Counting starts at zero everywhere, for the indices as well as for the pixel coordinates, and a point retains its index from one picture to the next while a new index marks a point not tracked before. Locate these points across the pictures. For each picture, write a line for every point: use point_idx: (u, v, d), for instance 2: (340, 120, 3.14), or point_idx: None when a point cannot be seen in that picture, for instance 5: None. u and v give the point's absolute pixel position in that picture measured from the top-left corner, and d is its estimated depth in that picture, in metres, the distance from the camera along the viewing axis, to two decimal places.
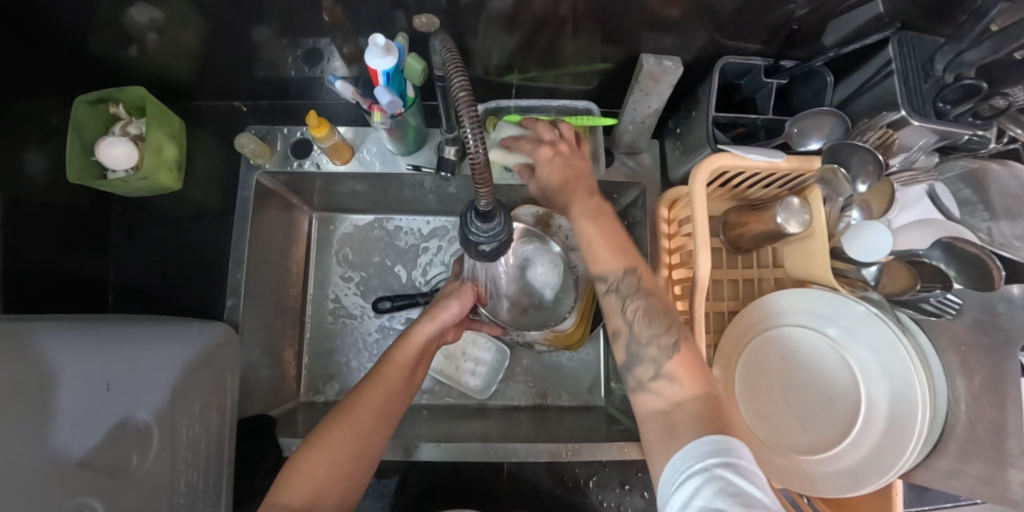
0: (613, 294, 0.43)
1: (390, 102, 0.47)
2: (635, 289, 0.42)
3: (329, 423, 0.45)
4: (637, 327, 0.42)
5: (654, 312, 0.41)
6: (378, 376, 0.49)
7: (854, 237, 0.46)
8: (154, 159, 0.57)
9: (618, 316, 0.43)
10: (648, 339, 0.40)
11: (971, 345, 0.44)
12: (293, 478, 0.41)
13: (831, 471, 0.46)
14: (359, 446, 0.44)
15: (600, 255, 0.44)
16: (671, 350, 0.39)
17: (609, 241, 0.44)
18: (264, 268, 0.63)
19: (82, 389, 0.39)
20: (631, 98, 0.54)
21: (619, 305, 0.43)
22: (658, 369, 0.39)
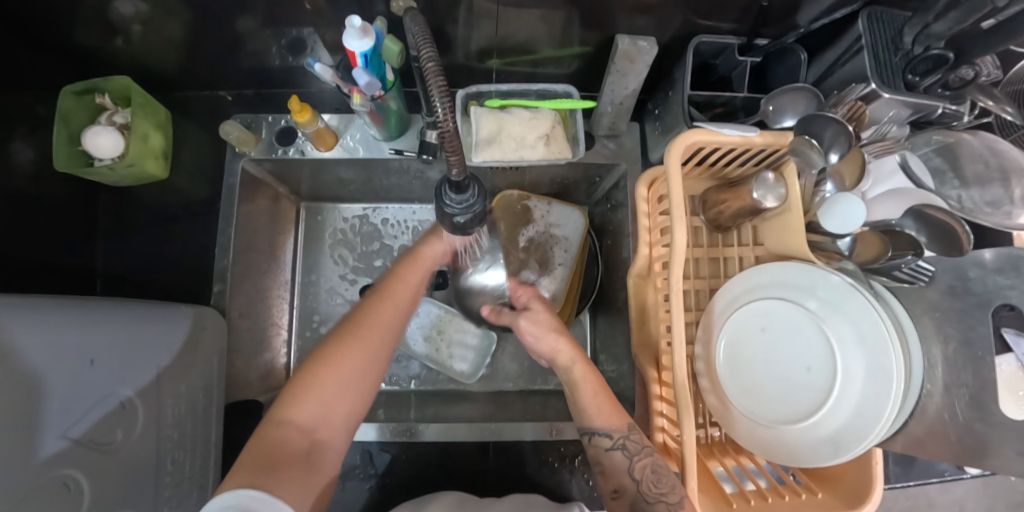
0: (618, 450, 0.49)
1: (367, 83, 0.48)
2: (638, 449, 0.48)
3: (336, 344, 0.44)
4: (646, 484, 0.45)
5: (661, 472, 0.45)
6: (384, 297, 0.50)
7: (829, 211, 0.46)
8: (140, 147, 0.58)
9: (625, 476, 0.47)
10: (654, 497, 0.44)
11: (945, 311, 0.45)
12: (299, 400, 0.41)
13: (811, 440, 0.47)
14: (366, 363, 0.45)
15: (601, 414, 0.51)
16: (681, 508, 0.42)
17: (607, 404, 0.52)
18: (251, 255, 0.64)
19: (69, 363, 0.39)
20: (608, 79, 0.55)
21: (626, 464, 0.48)
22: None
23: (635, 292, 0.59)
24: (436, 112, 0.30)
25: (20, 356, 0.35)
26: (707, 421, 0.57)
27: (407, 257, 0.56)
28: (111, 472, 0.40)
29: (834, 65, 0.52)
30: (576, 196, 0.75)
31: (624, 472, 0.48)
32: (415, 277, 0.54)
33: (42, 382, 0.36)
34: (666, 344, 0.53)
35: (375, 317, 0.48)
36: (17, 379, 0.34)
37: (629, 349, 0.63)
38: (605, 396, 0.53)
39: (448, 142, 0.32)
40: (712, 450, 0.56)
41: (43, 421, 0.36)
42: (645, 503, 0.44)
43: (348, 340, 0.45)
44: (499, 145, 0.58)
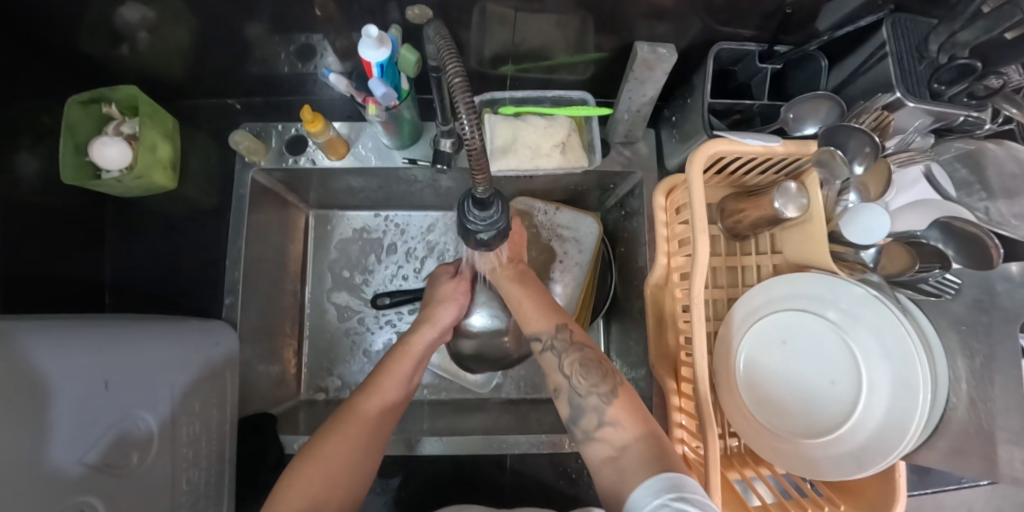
0: (549, 352, 0.49)
1: (384, 94, 0.46)
2: (566, 347, 0.49)
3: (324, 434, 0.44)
4: (575, 380, 0.46)
5: (589, 366, 0.46)
6: (376, 385, 0.49)
7: (852, 220, 0.46)
8: (149, 158, 0.57)
9: (558, 373, 0.48)
10: (586, 390, 0.45)
11: (972, 324, 0.44)
12: (308, 460, 0.41)
13: (834, 454, 0.46)
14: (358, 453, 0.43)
15: (531, 317, 0.52)
16: (609, 396, 0.44)
17: (542, 307, 0.52)
18: (262, 266, 0.63)
19: (84, 386, 0.38)
20: (626, 87, 0.54)
21: (556, 362, 0.48)
22: (601, 416, 0.43)
23: (652, 301, 0.58)
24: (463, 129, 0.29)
25: (37, 382, 0.34)
26: (726, 431, 0.57)
27: (395, 347, 0.55)
28: (127, 495, 0.39)
29: (856, 72, 0.51)
30: (588, 203, 0.74)
31: (556, 370, 0.48)
32: (403, 368, 0.52)
33: (57, 407, 0.35)
34: (686, 354, 0.53)
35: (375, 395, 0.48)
36: (28, 405, 0.33)
37: (645, 359, 0.63)
38: (545, 303, 0.53)
39: (475, 156, 0.31)
40: (732, 461, 0.55)
41: (58, 447, 0.35)
42: (578, 398, 0.45)
43: (347, 419, 0.46)
44: (514, 153, 0.57)
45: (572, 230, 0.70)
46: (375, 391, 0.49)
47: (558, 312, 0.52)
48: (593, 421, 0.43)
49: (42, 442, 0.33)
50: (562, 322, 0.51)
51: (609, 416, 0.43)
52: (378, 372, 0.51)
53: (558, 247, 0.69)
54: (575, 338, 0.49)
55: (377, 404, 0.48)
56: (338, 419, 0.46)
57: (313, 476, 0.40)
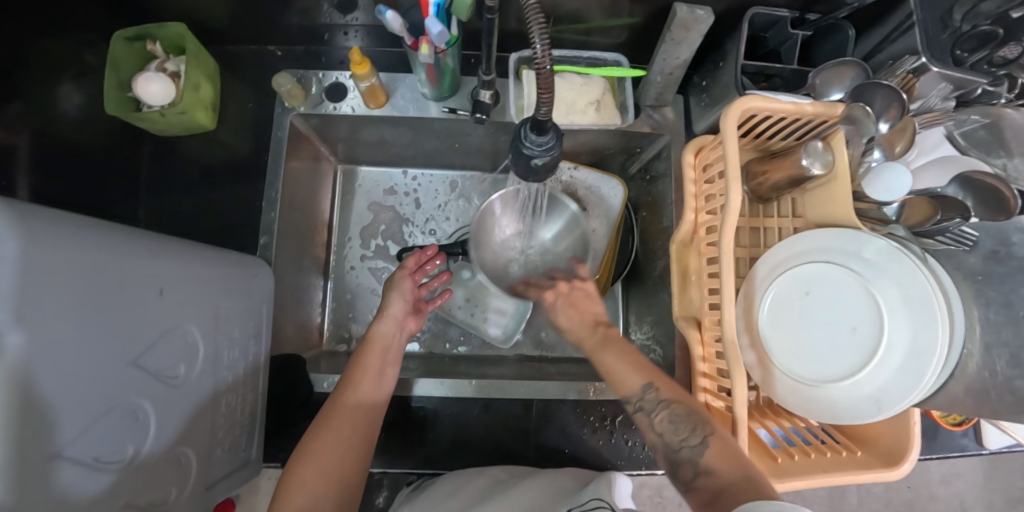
0: (640, 413, 0.46)
1: (439, 33, 0.47)
2: (655, 404, 0.46)
3: (313, 437, 0.47)
4: (668, 435, 0.44)
5: (679, 420, 0.43)
6: (347, 384, 0.51)
7: (875, 179, 0.48)
8: (192, 97, 0.57)
9: (652, 433, 0.45)
10: (678, 445, 0.42)
11: (987, 274, 0.47)
12: (298, 465, 0.45)
13: (854, 398, 0.49)
14: (344, 449, 0.46)
15: (622, 380, 0.49)
16: (702, 447, 0.40)
17: (631, 362, 0.50)
18: (295, 212, 0.63)
19: (145, 290, 0.38)
20: (661, 48, 0.55)
21: (648, 422, 0.46)
22: (696, 467, 0.40)
23: (677, 258, 0.60)
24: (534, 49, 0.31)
25: (39, 408, 0.28)
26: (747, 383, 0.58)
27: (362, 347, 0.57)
28: (172, 402, 0.41)
29: (883, 41, 0.54)
30: (611, 169, 0.76)
31: (650, 430, 0.46)
32: (377, 356, 0.55)
33: (55, 419, 0.29)
34: (711, 306, 0.55)
35: (359, 380, 0.52)
36: (35, 408, 0.28)
37: (666, 315, 0.64)
38: (631, 354, 0.51)
39: (542, 75, 0.34)
40: (753, 412, 0.56)
41: (57, 428, 0.30)
42: (673, 453, 0.43)
43: (323, 428, 0.47)
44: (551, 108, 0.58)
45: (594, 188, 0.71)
46: (348, 390, 0.51)
47: (644, 365, 0.50)
48: (691, 470, 0.40)
49: (62, 416, 0.30)
50: (647, 380, 0.48)
51: (702, 466, 0.39)
52: (350, 372, 0.53)
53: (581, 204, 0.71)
54: (663, 395, 0.46)
55: (351, 399, 0.50)
56: (327, 406, 0.50)
57: (308, 475, 0.44)
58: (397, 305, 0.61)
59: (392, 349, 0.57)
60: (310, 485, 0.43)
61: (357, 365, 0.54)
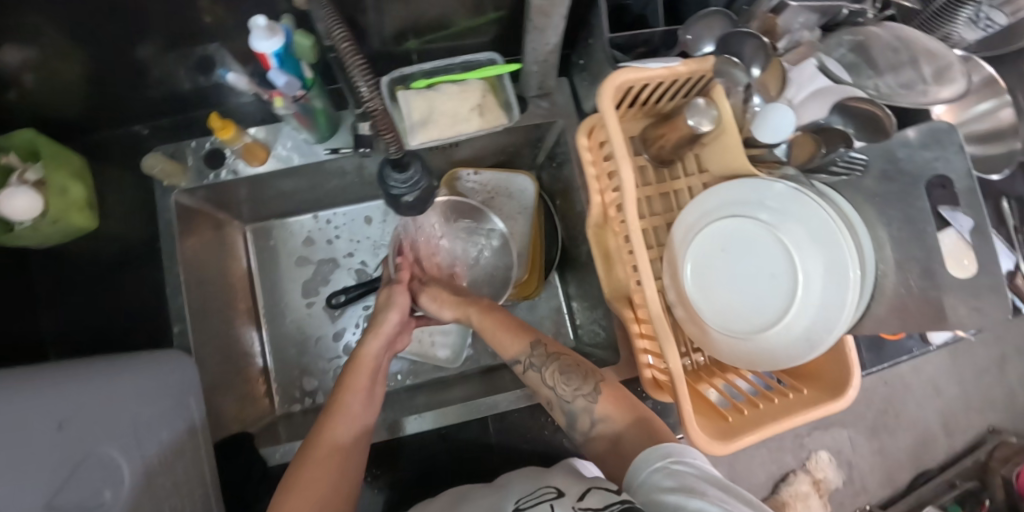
0: (531, 370, 0.50)
1: (287, 83, 0.47)
2: (544, 361, 0.50)
3: (297, 470, 0.42)
4: (559, 388, 0.48)
5: (569, 372, 0.48)
6: (336, 407, 0.47)
7: (762, 124, 0.47)
8: (62, 201, 0.53)
9: (543, 387, 0.49)
10: (573, 396, 0.46)
11: (883, 195, 0.47)
12: None
13: (789, 342, 0.49)
14: (334, 484, 0.42)
15: (504, 342, 0.52)
16: (593, 396, 0.46)
17: (505, 326, 0.54)
18: (205, 289, 0.61)
19: (41, 428, 0.36)
20: (528, 37, 0.52)
21: (539, 377, 0.50)
22: (592, 416, 0.46)
23: (597, 241, 0.59)
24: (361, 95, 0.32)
25: None
26: (690, 349, 0.59)
27: (349, 362, 0.53)
28: None
29: None
30: (521, 163, 0.75)
31: (541, 385, 0.50)
32: (363, 381, 0.50)
33: None
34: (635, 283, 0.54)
35: (339, 425, 0.46)
36: None
37: (601, 298, 0.64)
38: (512, 322, 0.54)
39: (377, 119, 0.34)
40: (700, 374, 0.57)
41: None
42: (566, 404, 0.47)
43: (309, 460, 0.43)
44: (433, 124, 0.57)
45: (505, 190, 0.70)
46: (336, 413, 0.47)
47: (527, 329, 0.53)
48: (587, 424, 0.46)
49: None
50: (533, 338, 0.52)
51: (600, 415, 0.45)
52: (337, 391, 0.49)
53: (495, 207, 0.70)
54: (550, 350, 0.50)
55: (341, 424, 0.46)
56: (301, 456, 0.44)
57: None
58: (393, 316, 0.56)
59: (380, 368, 0.53)
60: None
61: (342, 386, 0.50)
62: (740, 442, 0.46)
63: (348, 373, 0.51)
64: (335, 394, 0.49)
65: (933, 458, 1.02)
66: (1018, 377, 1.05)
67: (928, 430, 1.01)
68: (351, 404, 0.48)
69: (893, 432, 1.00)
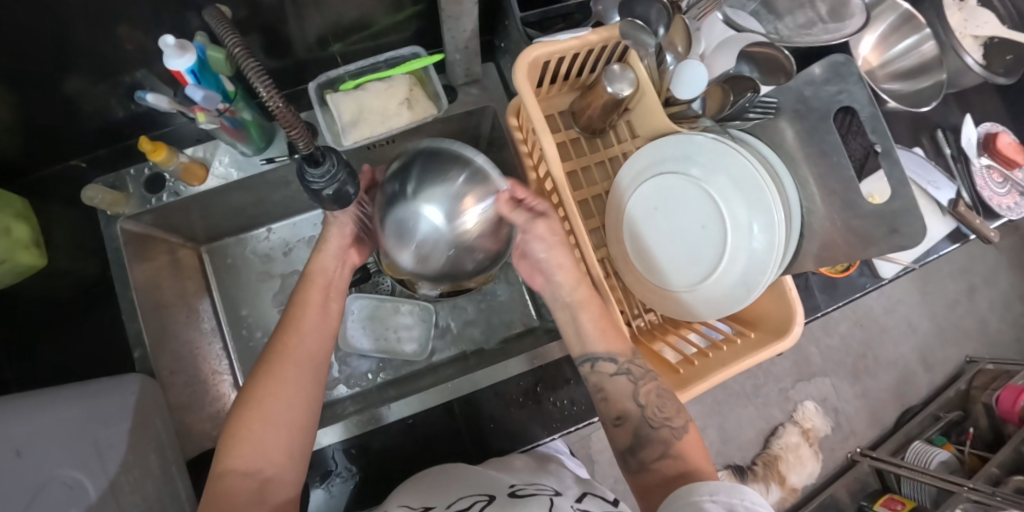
0: (623, 375, 0.45)
1: (205, 97, 0.48)
2: (642, 373, 0.45)
3: (259, 383, 0.42)
4: (648, 411, 0.44)
5: (667, 397, 0.44)
6: (297, 320, 0.47)
7: (678, 81, 0.49)
8: (7, 241, 0.53)
9: (629, 402, 0.45)
10: (660, 424, 0.43)
11: (797, 135, 0.49)
12: (234, 444, 0.39)
13: (727, 289, 0.51)
14: (293, 396, 0.43)
15: (605, 335, 0.46)
16: (682, 432, 0.43)
17: (610, 327, 0.47)
18: (163, 313, 0.62)
19: None
20: (445, 27, 0.53)
21: (631, 388, 0.45)
22: (666, 449, 0.43)
23: None
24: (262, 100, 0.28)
25: None
26: (642, 309, 0.60)
27: (302, 281, 0.51)
28: None
29: None
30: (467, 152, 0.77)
31: (627, 397, 0.45)
32: (320, 299, 0.49)
33: None
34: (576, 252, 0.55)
35: (293, 337, 0.46)
36: None
37: None
38: (607, 316, 0.47)
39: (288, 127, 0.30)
40: (655, 333, 0.59)
41: None
42: (648, 429, 0.44)
43: (270, 371, 0.43)
44: (364, 123, 0.58)
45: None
46: (294, 325, 0.47)
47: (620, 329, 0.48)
48: (658, 452, 0.43)
49: None
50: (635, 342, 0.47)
51: (674, 452, 0.42)
52: (295, 304, 0.48)
53: None
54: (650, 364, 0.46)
55: (301, 336, 0.46)
56: (261, 365, 0.44)
57: (245, 462, 0.39)
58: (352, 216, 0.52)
59: (337, 284, 0.52)
60: (258, 431, 0.40)
61: (297, 303, 0.48)
62: (690, 392, 0.48)
63: (304, 286, 0.50)
64: (292, 310, 0.48)
65: (914, 394, 1.05)
66: (986, 305, 1.09)
67: (905, 365, 1.04)
68: (306, 319, 0.48)
69: (874, 374, 1.03)
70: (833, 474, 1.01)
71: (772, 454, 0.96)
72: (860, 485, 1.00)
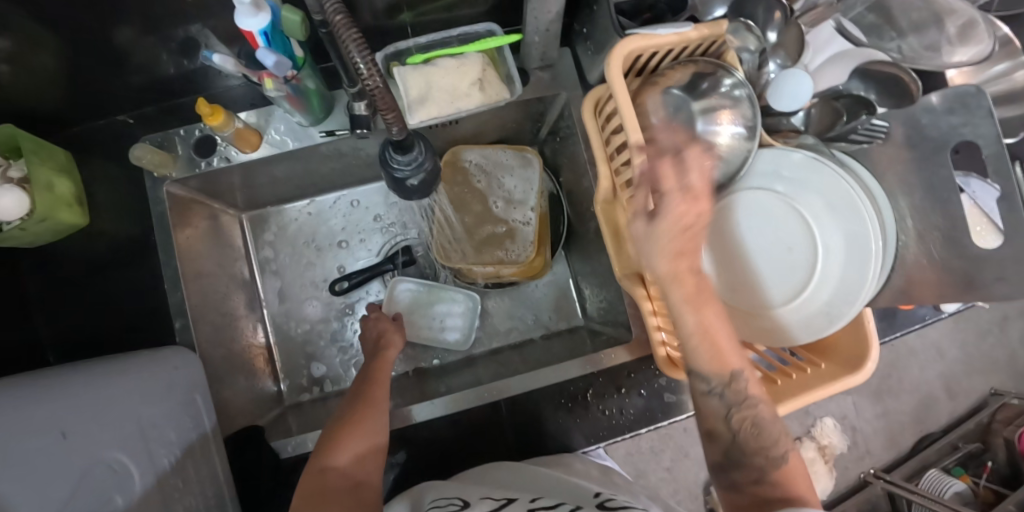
0: (717, 397, 0.41)
1: (276, 63, 0.43)
2: (740, 400, 0.41)
3: (354, 409, 0.48)
4: (745, 437, 0.40)
5: (763, 426, 0.40)
6: (375, 376, 0.53)
7: (776, 90, 0.46)
8: (49, 198, 0.50)
9: (721, 422, 0.41)
10: (754, 451, 0.40)
11: (904, 164, 0.45)
12: (335, 446, 0.44)
13: (806, 316, 0.48)
14: (383, 425, 0.48)
15: (706, 354, 0.40)
16: (778, 461, 0.39)
17: (722, 339, 0.40)
18: (203, 283, 0.59)
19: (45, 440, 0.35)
20: (528, 7, 0.49)
21: (722, 410, 0.41)
22: (761, 474, 0.39)
23: (606, 218, 0.57)
24: (359, 68, 0.28)
25: None
26: None
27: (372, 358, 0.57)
28: None
29: None
30: (522, 138, 0.74)
31: (721, 418, 0.41)
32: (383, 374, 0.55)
33: None
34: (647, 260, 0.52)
35: (377, 385, 0.52)
36: None
37: (610, 276, 0.63)
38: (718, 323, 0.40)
39: (379, 99, 0.30)
40: None
41: None
42: (739, 453, 0.40)
43: (362, 401, 0.49)
44: (432, 102, 0.54)
45: (507, 165, 0.69)
46: (375, 377, 0.53)
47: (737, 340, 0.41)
48: (751, 475, 0.39)
49: None
50: (743, 365, 0.41)
51: (771, 478, 0.39)
52: (371, 366, 0.55)
53: (490, 183, 0.69)
54: (750, 389, 0.41)
55: (381, 386, 0.52)
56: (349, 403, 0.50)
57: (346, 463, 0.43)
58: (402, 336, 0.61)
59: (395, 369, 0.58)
60: (358, 443, 0.45)
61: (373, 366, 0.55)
62: None
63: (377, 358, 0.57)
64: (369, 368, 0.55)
65: (935, 421, 1.03)
66: (1017, 338, 1.06)
67: (930, 393, 1.02)
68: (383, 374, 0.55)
69: (897, 396, 1.02)
70: (844, 493, 1.01)
71: None
72: (870, 505, 1.00)
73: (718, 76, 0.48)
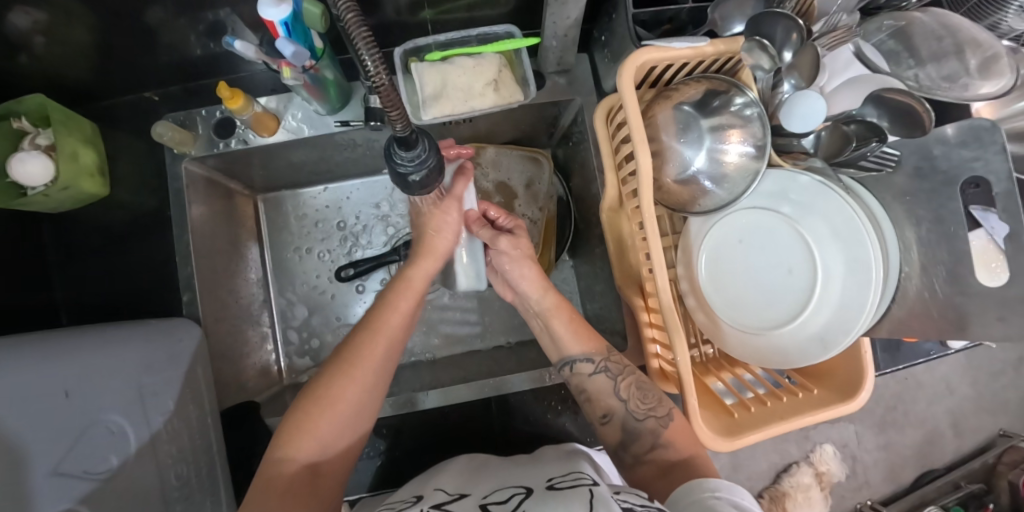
0: (600, 374, 0.50)
1: (294, 53, 0.45)
2: (618, 369, 0.51)
3: (330, 378, 0.44)
4: (630, 403, 0.49)
5: (646, 389, 0.49)
6: (379, 324, 0.47)
7: (789, 112, 0.44)
8: (72, 168, 0.52)
9: (611, 397, 0.50)
10: (644, 414, 0.48)
11: (914, 194, 0.45)
12: (300, 435, 0.42)
13: (801, 339, 0.48)
14: (363, 396, 0.44)
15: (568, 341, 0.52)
16: (666, 420, 0.47)
17: (579, 329, 0.53)
18: (213, 260, 0.61)
19: None
20: (547, 12, 0.49)
21: (609, 385, 0.50)
22: (655, 438, 0.47)
23: (610, 226, 0.57)
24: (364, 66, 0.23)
25: None
26: (699, 340, 0.58)
27: (396, 280, 0.50)
28: None
29: None
30: (535, 141, 0.74)
31: (609, 394, 0.50)
32: (409, 305, 0.49)
33: None
34: (647, 270, 0.52)
35: (376, 343, 0.46)
36: None
37: (610, 284, 0.63)
38: (575, 320, 0.53)
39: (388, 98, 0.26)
40: (708, 367, 0.57)
41: None
42: (634, 422, 0.48)
43: (348, 367, 0.44)
44: (446, 99, 0.55)
45: (501, 163, 0.70)
46: (377, 325, 0.47)
47: (593, 336, 0.53)
48: (647, 443, 0.47)
49: None
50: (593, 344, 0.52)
51: (663, 439, 0.46)
52: (381, 305, 0.48)
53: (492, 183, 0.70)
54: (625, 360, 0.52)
55: (381, 342, 0.46)
56: (336, 363, 0.45)
57: (306, 454, 0.41)
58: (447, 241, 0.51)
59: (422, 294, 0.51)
60: (322, 432, 0.42)
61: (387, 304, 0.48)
62: (742, 440, 0.46)
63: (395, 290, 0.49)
64: (381, 300, 0.49)
65: (938, 458, 1.00)
66: None
67: (936, 428, 1.00)
68: (390, 321, 0.48)
69: (901, 429, 0.99)
70: None
71: (780, 490, 0.92)
72: None
73: (731, 94, 0.48)
